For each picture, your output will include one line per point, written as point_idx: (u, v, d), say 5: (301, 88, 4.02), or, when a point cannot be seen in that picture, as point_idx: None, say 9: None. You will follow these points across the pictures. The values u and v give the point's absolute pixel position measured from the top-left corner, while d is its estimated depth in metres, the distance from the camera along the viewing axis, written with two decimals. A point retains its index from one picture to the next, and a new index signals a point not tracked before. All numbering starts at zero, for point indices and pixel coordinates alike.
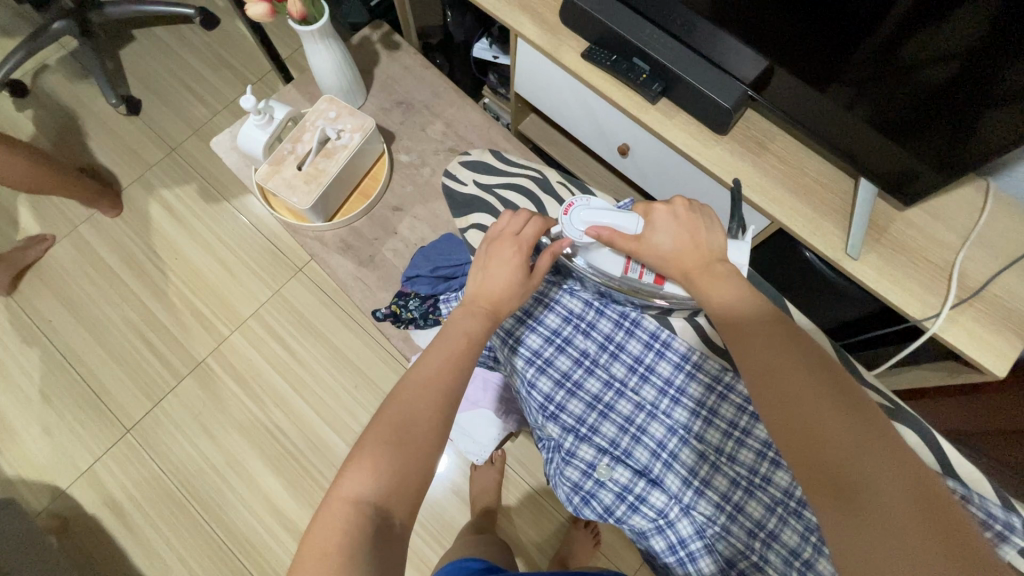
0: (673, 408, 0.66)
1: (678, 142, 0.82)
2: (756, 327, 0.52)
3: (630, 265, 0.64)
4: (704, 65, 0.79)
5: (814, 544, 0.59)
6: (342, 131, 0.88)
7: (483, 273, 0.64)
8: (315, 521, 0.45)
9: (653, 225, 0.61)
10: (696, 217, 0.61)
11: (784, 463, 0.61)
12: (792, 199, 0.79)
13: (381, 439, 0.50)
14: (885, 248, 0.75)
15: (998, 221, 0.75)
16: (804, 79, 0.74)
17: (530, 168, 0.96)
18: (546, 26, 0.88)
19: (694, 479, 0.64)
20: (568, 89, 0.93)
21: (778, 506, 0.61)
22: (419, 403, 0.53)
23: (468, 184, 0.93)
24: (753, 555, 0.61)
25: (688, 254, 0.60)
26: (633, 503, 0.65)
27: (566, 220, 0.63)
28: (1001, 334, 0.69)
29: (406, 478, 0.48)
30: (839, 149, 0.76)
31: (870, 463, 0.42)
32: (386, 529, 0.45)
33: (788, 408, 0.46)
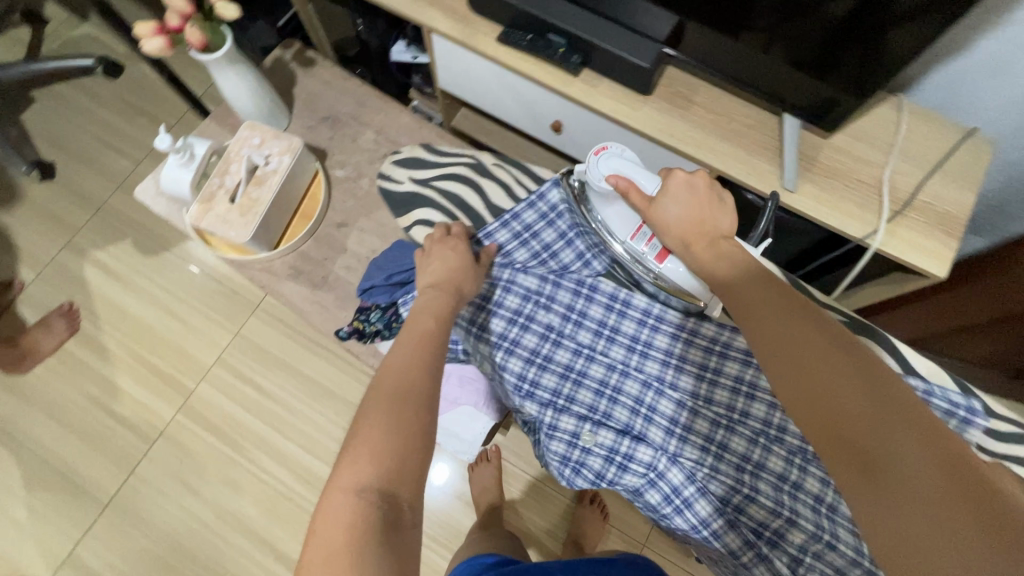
0: (644, 361, 0.67)
1: (606, 110, 0.83)
2: (754, 296, 0.51)
3: (640, 229, 0.62)
4: (616, 31, 0.80)
5: (799, 465, 0.61)
6: (270, 156, 0.86)
7: (435, 263, 0.66)
8: (318, 522, 0.43)
9: (667, 194, 0.59)
10: (711, 196, 0.59)
11: (758, 394, 0.63)
12: (724, 142, 0.80)
13: (375, 425, 0.48)
14: (817, 176, 0.77)
15: (913, 132, 0.78)
16: (716, 30, 0.75)
17: (463, 156, 0.91)
18: (456, 16, 0.87)
19: (677, 427, 0.65)
20: (491, 75, 0.93)
21: (759, 437, 0.63)
22: (405, 383, 0.52)
23: (403, 183, 0.88)
24: (744, 488, 0.63)
25: (693, 224, 0.58)
26: (622, 463, 0.66)
27: (593, 161, 0.63)
28: (934, 237, 0.73)
29: (407, 459, 0.47)
30: (761, 91, 0.79)
31: (879, 434, 0.40)
32: (397, 513, 0.44)
33: (790, 377, 0.45)
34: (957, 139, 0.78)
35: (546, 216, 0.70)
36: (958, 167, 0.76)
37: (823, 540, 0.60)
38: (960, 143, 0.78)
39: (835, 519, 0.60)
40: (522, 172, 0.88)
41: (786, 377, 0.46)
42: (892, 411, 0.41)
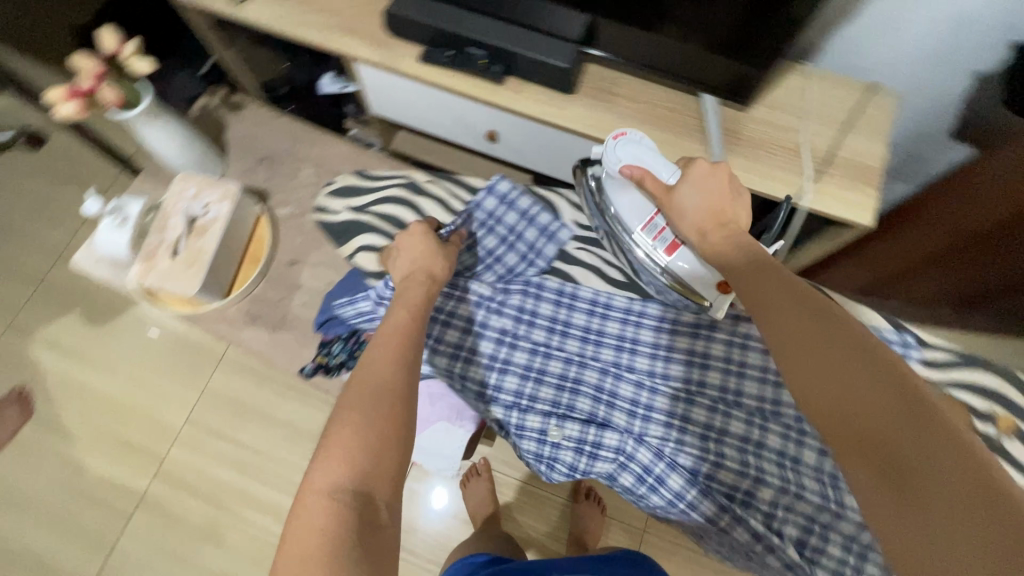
0: (599, 349, 0.70)
1: (535, 113, 0.85)
2: (772, 291, 0.49)
3: (654, 217, 0.63)
4: (532, 37, 0.82)
5: (759, 425, 0.66)
6: (208, 205, 0.85)
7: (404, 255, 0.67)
8: (292, 521, 0.43)
9: (689, 182, 0.58)
10: (730, 184, 0.58)
11: (708, 364, 0.68)
12: (651, 128, 0.84)
13: (351, 424, 0.48)
14: (742, 148, 0.81)
15: (822, 95, 0.83)
16: (628, 24, 0.78)
17: (396, 177, 0.89)
18: (374, 42, 0.89)
19: (640, 407, 0.69)
20: (420, 95, 0.94)
21: (717, 404, 0.67)
22: (379, 381, 0.53)
23: (339, 213, 0.86)
24: (710, 455, 0.66)
25: (710, 212, 0.57)
26: (591, 452, 0.69)
27: (610, 146, 0.63)
28: (855, 190, 0.78)
29: (381, 458, 0.47)
30: (679, 75, 0.82)
31: (909, 437, 0.38)
32: (373, 513, 0.44)
33: (811, 375, 0.43)
34: (862, 96, 0.83)
35: (486, 222, 0.73)
36: (866, 122, 0.81)
37: (790, 492, 0.64)
38: (865, 99, 0.83)
39: (799, 470, 0.64)
40: (456, 183, 0.86)
41: (806, 375, 0.44)
42: (920, 412, 0.39)
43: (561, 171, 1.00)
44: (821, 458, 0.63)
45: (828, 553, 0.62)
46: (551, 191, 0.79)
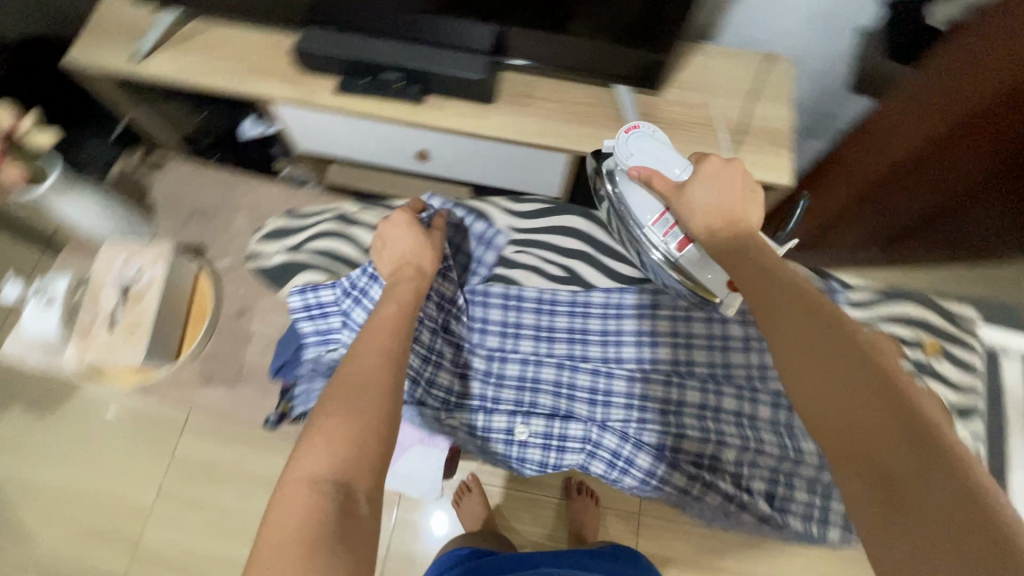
0: (551, 345, 0.72)
1: (458, 126, 0.86)
2: (776, 292, 0.47)
3: (663, 214, 0.62)
4: (442, 55, 0.84)
5: (713, 391, 0.69)
6: (141, 268, 0.82)
7: (387, 245, 0.68)
8: (271, 510, 0.42)
9: (700, 179, 0.57)
10: (747, 182, 0.57)
11: (657, 340, 0.70)
12: (572, 125, 0.86)
13: (334, 415, 0.48)
14: (659, 130, 0.85)
15: (725, 70, 0.88)
16: (532, 29, 0.80)
17: (327, 213, 0.87)
18: (287, 80, 0.88)
19: (599, 395, 0.71)
20: (343, 126, 0.94)
21: (672, 378, 0.70)
22: (365, 374, 0.52)
23: (274, 256, 0.84)
24: (672, 428, 0.69)
25: (723, 210, 0.56)
26: (558, 445, 0.71)
27: (622, 138, 0.65)
28: (767, 154, 0.83)
29: (364, 449, 0.46)
30: (590, 71, 0.85)
31: (904, 454, 0.35)
32: (354, 505, 0.43)
33: (807, 379, 0.41)
34: (761, 65, 0.88)
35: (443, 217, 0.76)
36: (769, 89, 0.86)
37: (752, 449, 0.68)
38: (763, 68, 0.88)
39: (756, 426, 0.68)
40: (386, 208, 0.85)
41: (802, 378, 0.41)
42: (920, 432, 0.35)
43: (497, 179, 1.01)
44: (774, 413, 0.68)
45: (796, 499, 0.67)
46: (478, 199, 0.79)
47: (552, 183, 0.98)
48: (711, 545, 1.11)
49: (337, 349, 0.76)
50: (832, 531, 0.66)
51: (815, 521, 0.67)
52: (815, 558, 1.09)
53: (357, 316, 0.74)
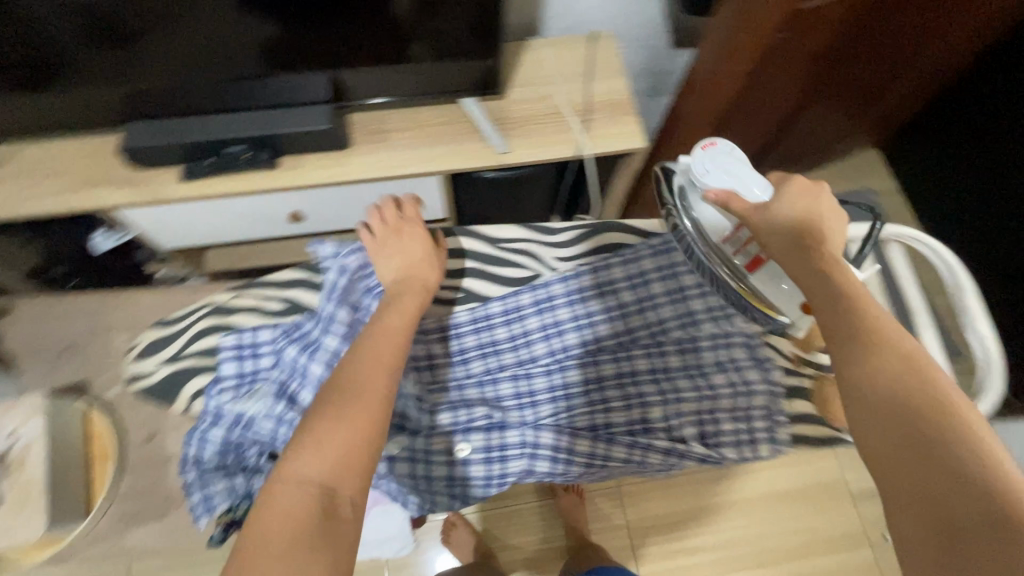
0: (468, 365, 0.75)
1: (322, 179, 0.85)
2: (850, 321, 0.47)
3: (736, 233, 0.59)
4: (282, 114, 0.82)
5: (624, 359, 0.75)
6: (15, 433, 0.80)
7: (397, 250, 0.71)
8: (264, 502, 0.45)
9: (787, 197, 0.53)
10: (824, 203, 0.55)
11: (565, 329, 0.75)
12: (434, 146, 0.87)
13: (329, 419, 0.51)
14: (515, 130, 0.88)
15: (557, 59, 0.93)
16: (362, 67, 0.80)
17: (196, 307, 0.77)
18: (124, 182, 0.82)
19: (525, 397, 0.75)
20: (203, 211, 0.89)
21: (587, 360, 0.75)
22: (361, 380, 0.56)
23: (155, 372, 0.74)
24: (597, 404, 0.74)
25: (807, 225, 0.52)
26: (499, 456, 0.71)
27: (698, 155, 0.57)
28: (616, 125, 0.88)
29: (352, 454, 0.49)
30: (434, 92, 0.86)
31: (961, 497, 0.36)
32: (340, 510, 0.46)
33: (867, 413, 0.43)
34: (589, 46, 0.93)
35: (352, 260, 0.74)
36: (602, 66, 0.92)
37: (671, 399, 0.74)
38: (590, 48, 0.94)
39: (671, 377, 0.74)
40: (261, 283, 0.75)
41: (862, 408, 0.43)
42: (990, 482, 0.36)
43: None
44: (683, 359, 0.74)
45: (725, 431, 0.73)
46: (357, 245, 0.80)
47: (435, 207, 0.99)
48: (690, 489, 1.16)
49: (261, 392, 0.69)
50: (762, 448, 0.73)
51: (745, 445, 0.73)
52: (777, 468, 1.18)
53: (288, 353, 0.69)
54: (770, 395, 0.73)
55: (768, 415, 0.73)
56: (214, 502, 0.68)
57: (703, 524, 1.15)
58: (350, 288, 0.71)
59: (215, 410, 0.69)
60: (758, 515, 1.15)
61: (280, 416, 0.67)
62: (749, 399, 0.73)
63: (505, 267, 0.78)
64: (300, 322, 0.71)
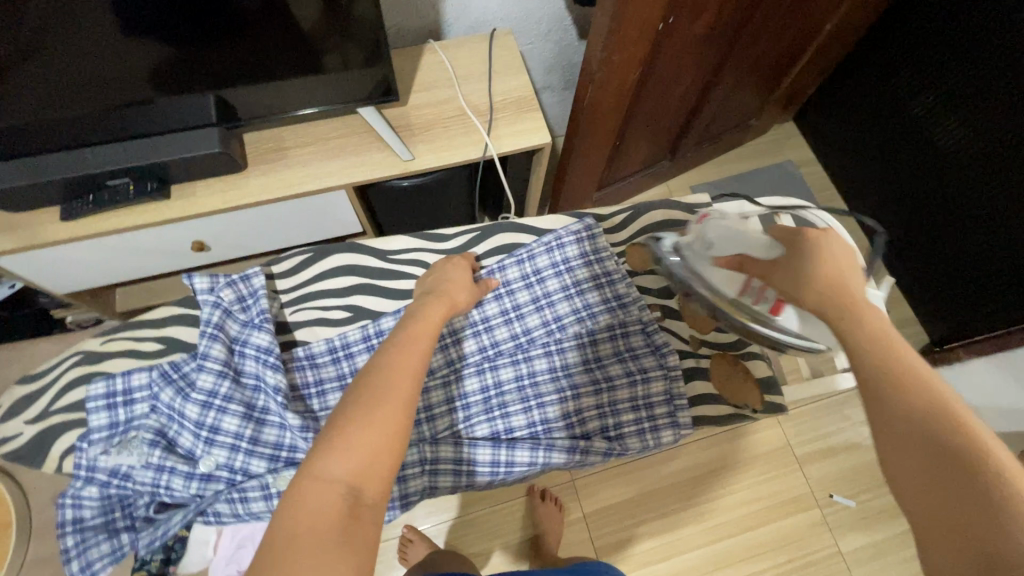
0: None
1: (218, 205, 0.81)
2: (880, 355, 0.43)
3: (748, 285, 0.62)
4: (166, 142, 0.78)
5: (521, 361, 0.77)
6: None
7: (439, 275, 0.71)
8: (286, 501, 0.40)
9: (803, 250, 0.55)
10: (840, 251, 0.54)
11: (459, 338, 0.77)
12: (336, 160, 0.84)
13: (353, 418, 0.43)
14: (419, 136, 0.86)
15: (457, 60, 0.91)
16: (249, 86, 0.76)
17: (66, 357, 0.73)
18: (0, 227, 0.77)
19: (421, 412, 0.74)
20: (98, 250, 0.85)
21: (483, 367, 0.77)
22: (388, 375, 0.47)
23: (22, 432, 0.69)
24: (495, 410, 0.76)
25: (832, 277, 0.51)
26: (399, 476, 0.69)
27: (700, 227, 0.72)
28: (520, 122, 0.88)
29: (381, 452, 0.42)
30: (332, 106, 0.83)
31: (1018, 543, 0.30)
32: (364, 512, 0.39)
33: (904, 433, 0.37)
34: (489, 45, 0.92)
35: (247, 297, 0.72)
36: (503, 65, 0.91)
37: (570, 396, 0.76)
38: (490, 47, 0.93)
39: (568, 375, 0.77)
40: (137, 325, 0.73)
41: (895, 434, 0.38)
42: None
43: (294, 237, 0.97)
44: (580, 352, 0.78)
45: (626, 420, 0.75)
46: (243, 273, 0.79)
47: (348, 220, 0.96)
48: (642, 473, 1.18)
49: (138, 440, 0.65)
50: (664, 433, 0.75)
51: (647, 432, 0.75)
52: (725, 441, 1.21)
53: (164, 397, 0.65)
54: (665, 378, 0.77)
55: (668, 401, 0.77)
56: (95, 568, 0.64)
57: (660, 507, 1.16)
58: (225, 321, 0.70)
59: (87, 464, 0.64)
60: (711, 490, 1.17)
61: (159, 463, 0.63)
62: (646, 385, 0.76)
63: (391, 281, 0.79)
64: (177, 363, 0.68)
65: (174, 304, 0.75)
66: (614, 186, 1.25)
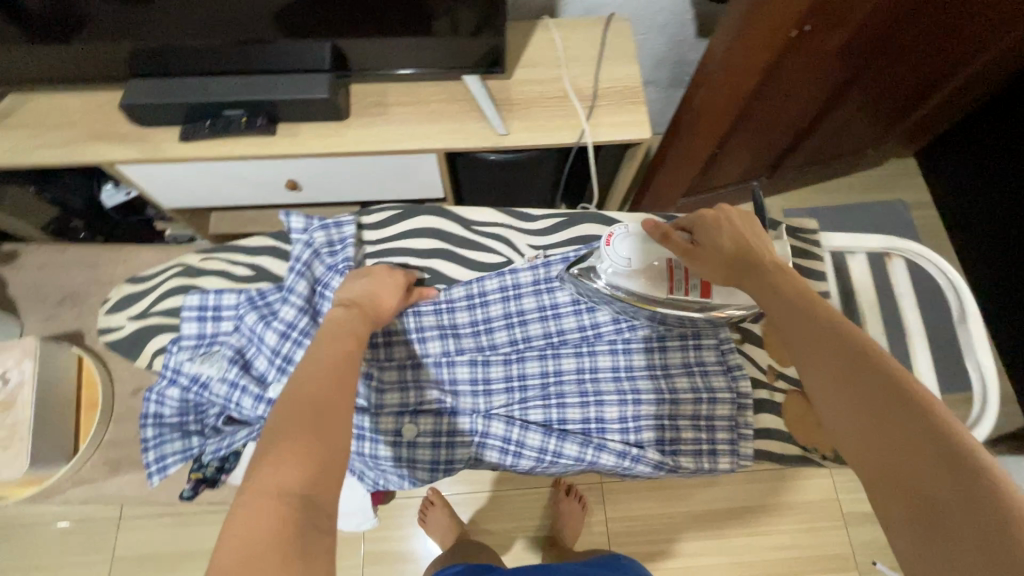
0: (426, 345, 0.77)
1: (318, 148, 0.84)
2: (804, 313, 0.47)
3: (675, 277, 0.67)
4: (281, 81, 0.81)
5: (586, 353, 0.77)
6: (7, 372, 0.84)
7: (362, 285, 0.68)
8: (230, 526, 0.37)
9: (709, 222, 0.63)
10: (740, 218, 0.62)
11: (527, 319, 0.77)
12: (432, 124, 0.85)
13: (304, 425, 0.44)
14: (517, 111, 0.85)
15: (568, 40, 0.89)
16: (365, 39, 0.78)
17: (169, 267, 0.79)
18: (128, 137, 0.84)
19: (481, 384, 0.77)
20: (204, 173, 0.90)
21: (546, 350, 0.77)
22: (327, 386, 0.48)
23: (124, 327, 0.76)
24: (550, 396, 0.75)
25: (730, 241, 0.60)
26: (448, 441, 0.74)
27: (611, 249, 0.68)
28: (622, 112, 0.85)
29: (329, 460, 0.43)
30: (439, 68, 0.84)
31: (926, 469, 0.34)
32: (322, 522, 0.40)
33: (827, 390, 0.42)
34: (604, 29, 0.90)
35: (335, 244, 0.75)
36: (614, 51, 0.88)
37: (630, 399, 0.74)
38: (605, 31, 0.90)
39: (631, 376, 0.76)
40: (234, 250, 0.79)
41: (819, 389, 0.42)
42: (954, 456, 0.34)
43: (379, 192, 1.00)
44: (648, 358, 0.76)
45: (684, 439, 0.73)
46: None
47: (432, 185, 0.97)
48: (674, 491, 1.15)
49: (220, 354, 0.70)
50: (721, 460, 0.73)
51: (705, 455, 0.73)
52: (771, 480, 1.15)
53: (248, 320, 0.70)
54: (733, 403, 0.74)
55: (732, 428, 0.74)
56: (167, 463, 0.70)
57: (686, 530, 1.12)
58: (313, 261, 0.73)
59: (174, 366, 0.69)
60: (745, 526, 1.12)
61: (233, 381, 0.67)
62: (711, 407, 0.74)
63: (469, 250, 0.81)
64: (266, 292, 0.73)
65: (268, 235, 0.79)
66: (703, 197, 1.20)
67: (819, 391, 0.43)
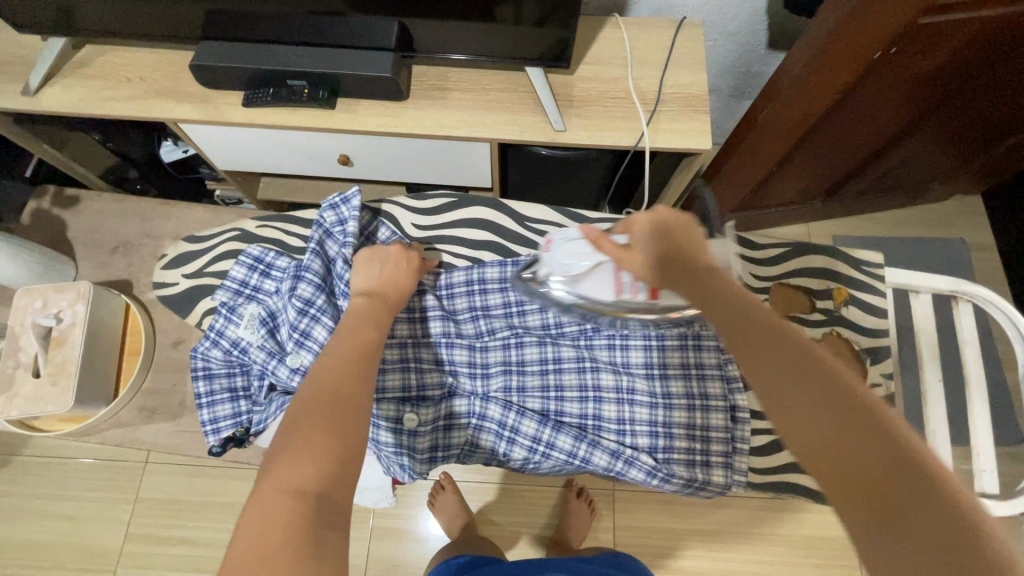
0: (427, 326, 0.77)
1: (374, 126, 0.85)
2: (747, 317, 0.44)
3: (617, 286, 0.69)
4: (346, 55, 0.82)
5: (584, 349, 0.77)
6: (61, 312, 0.88)
7: (379, 269, 0.70)
8: (243, 523, 0.37)
9: (640, 230, 0.59)
10: (676, 224, 0.56)
11: (527, 309, 0.78)
12: (489, 113, 0.85)
13: (314, 423, 0.44)
14: (576, 108, 0.84)
15: (637, 40, 0.87)
16: (434, 20, 0.77)
17: (227, 230, 0.82)
18: (193, 97, 0.86)
19: (479, 367, 0.78)
20: (261, 140, 0.92)
21: (544, 340, 0.78)
22: (342, 385, 0.49)
23: (177, 283, 0.79)
24: (548, 387, 0.76)
25: (665, 248, 0.55)
26: (446, 425, 0.76)
27: (548, 257, 0.72)
28: (683, 120, 0.83)
29: (342, 460, 0.43)
30: (503, 57, 0.83)
31: (901, 481, 0.32)
32: (334, 520, 0.39)
33: (780, 399, 0.38)
34: (675, 32, 0.87)
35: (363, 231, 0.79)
36: (683, 56, 0.86)
37: (626, 399, 0.75)
38: (675, 35, 0.87)
39: (630, 375, 0.76)
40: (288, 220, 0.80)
41: (771, 396, 0.39)
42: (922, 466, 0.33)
43: (427, 175, 1.00)
44: (647, 359, 0.76)
45: (678, 448, 0.74)
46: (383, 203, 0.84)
47: (481, 173, 0.97)
48: (686, 507, 1.13)
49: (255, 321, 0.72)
50: (715, 472, 0.74)
51: (699, 466, 0.74)
52: (787, 510, 1.12)
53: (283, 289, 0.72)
54: (728, 413, 0.75)
55: (728, 442, 0.75)
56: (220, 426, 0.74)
57: (694, 548, 1.11)
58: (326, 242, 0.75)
59: (218, 329, 0.72)
60: (754, 551, 1.10)
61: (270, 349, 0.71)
62: (706, 416, 0.75)
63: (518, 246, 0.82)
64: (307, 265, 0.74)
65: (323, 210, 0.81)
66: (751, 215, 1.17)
67: (769, 398, 0.39)
